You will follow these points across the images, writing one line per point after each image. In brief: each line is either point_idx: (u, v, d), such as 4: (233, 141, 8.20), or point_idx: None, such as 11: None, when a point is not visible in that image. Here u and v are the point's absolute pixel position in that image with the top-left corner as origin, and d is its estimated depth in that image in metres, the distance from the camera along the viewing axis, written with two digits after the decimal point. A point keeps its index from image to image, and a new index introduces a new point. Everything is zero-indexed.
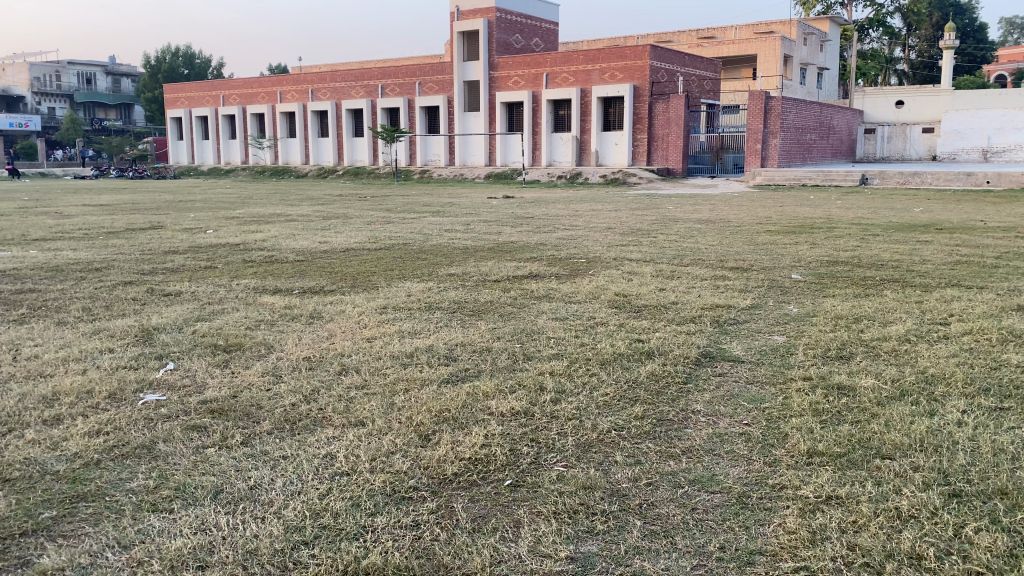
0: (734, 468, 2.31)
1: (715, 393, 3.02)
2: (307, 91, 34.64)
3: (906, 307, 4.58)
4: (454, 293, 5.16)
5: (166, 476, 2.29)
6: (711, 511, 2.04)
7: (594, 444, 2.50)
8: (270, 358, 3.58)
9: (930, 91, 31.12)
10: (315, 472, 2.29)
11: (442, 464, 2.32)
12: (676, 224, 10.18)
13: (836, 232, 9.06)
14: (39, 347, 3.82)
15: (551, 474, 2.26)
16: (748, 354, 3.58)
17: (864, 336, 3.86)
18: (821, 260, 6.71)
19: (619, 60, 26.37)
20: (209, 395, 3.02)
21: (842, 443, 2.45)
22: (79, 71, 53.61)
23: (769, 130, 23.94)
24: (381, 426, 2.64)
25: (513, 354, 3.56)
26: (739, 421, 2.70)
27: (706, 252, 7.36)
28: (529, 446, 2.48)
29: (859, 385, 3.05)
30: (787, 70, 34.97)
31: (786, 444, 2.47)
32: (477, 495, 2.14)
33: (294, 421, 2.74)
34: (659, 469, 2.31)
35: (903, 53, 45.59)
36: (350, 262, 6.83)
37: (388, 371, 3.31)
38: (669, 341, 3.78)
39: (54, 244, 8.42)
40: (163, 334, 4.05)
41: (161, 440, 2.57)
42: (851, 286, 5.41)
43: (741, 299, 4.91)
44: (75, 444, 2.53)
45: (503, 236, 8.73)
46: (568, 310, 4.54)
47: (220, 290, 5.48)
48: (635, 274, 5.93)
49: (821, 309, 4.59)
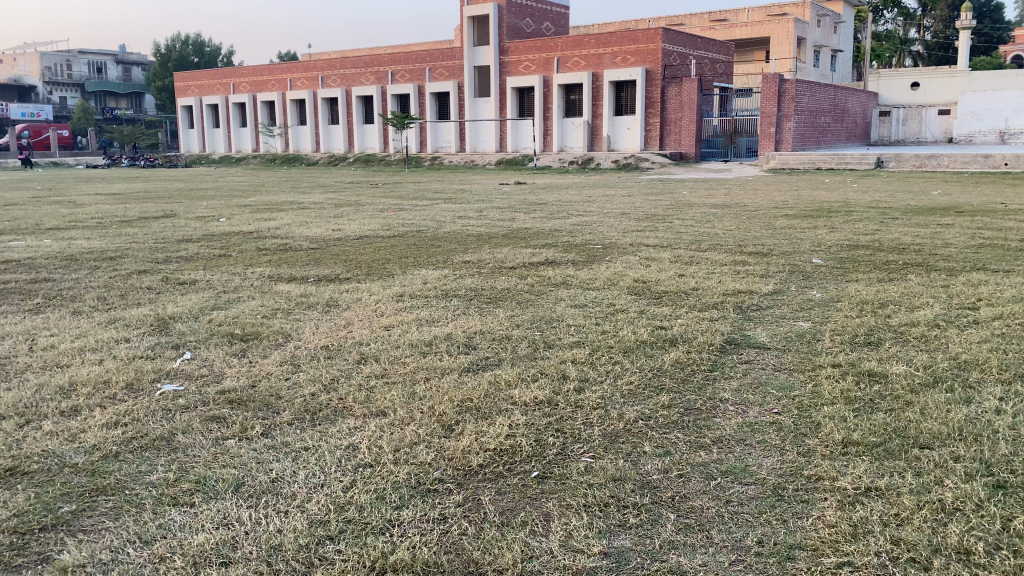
0: (768, 458, 2.25)
1: (742, 380, 2.97)
2: (317, 79, 34.51)
3: (932, 292, 4.47)
4: (470, 281, 5.08)
5: (186, 468, 2.24)
6: (746, 504, 1.98)
7: (621, 434, 2.44)
8: (288, 347, 3.53)
9: (946, 73, 31.26)
10: (338, 464, 2.23)
11: (467, 455, 2.27)
12: (691, 210, 10.05)
13: (855, 216, 8.92)
14: (57, 337, 3.78)
15: (579, 466, 2.20)
16: (775, 341, 3.51)
17: (891, 321, 3.78)
18: (841, 244, 6.63)
19: (631, 43, 26.17)
20: (226, 386, 2.98)
21: (879, 432, 2.38)
22: (88, 60, 53.74)
23: (783, 113, 23.74)
24: (403, 416, 2.59)
25: (534, 342, 3.50)
26: (769, 410, 2.63)
27: (725, 236, 7.27)
28: (554, 436, 2.42)
29: (890, 371, 2.99)
30: (800, 53, 34.69)
31: (819, 434, 2.40)
32: (504, 486, 2.09)
33: (314, 412, 2.69)
34: (690, 460, 2.25)
35: (918, 34, 45.10)
36: (364, 249, 6.81)
37: (408, 360, 3.25)
38: (692, 328, 3.71)
39: (67, 233, 8.40)
40: (180, 324, 4.00)
41: (180, 432, 2.53)
42: (874, 271, 5.30)
43: (763, 285, 4.83)
44: (93, 435, 2.49)
45: (517, 222, 8.67)
46: (587, 297, 4.48)
47: (235, 278, 5.44)
48: (653, 260, 5.86)
49: (846, 294, 4.51)
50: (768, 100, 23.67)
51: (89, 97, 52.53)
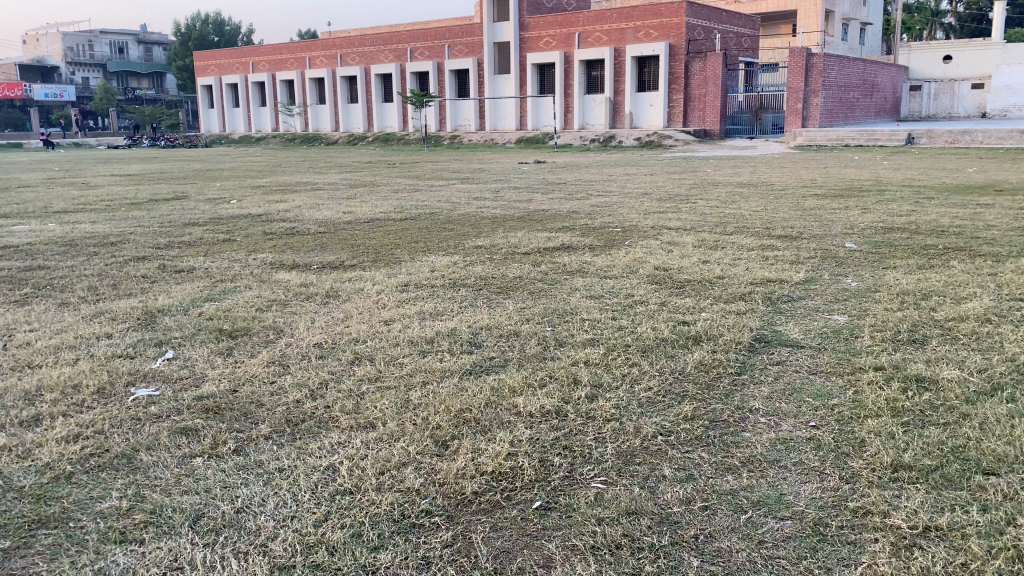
0: (806, 486, 1.95)
1: (774, 386, 2.66)
2: (336, 57, 34.11)
3: (979, 281, 4.12)
4: (480, 268, 4.79)
5: (143, 495, 1.98)
6: (782, 547, 1.69)
7: (638, 453, 2.15)
8: (279, 345, 3.26)
9: (981, 44, 30.22)
10: (312, 491, 1.96)
11: (461, 480, 1.99)
12: (716, 189, 9.69)
13: (888, 195, 8.52)
14: (34, 333, 3.53)
15: (588, 495, 1.92)
16: (809, 338, 3.20)
17: (936, 316, 3.45)
18: (875, 227, 6.28)
19: (654, 18, 25.62)
20: (205, 391, 2.71)
21: (933, 455, 2.06)
22: (111, 40, 53.59)
23: (810, 88, 23.15)
24: (394, 429, 2.32)
25: (544, 339, 3.21)
26: (804, 423, 2.33)
27: (751, 218, 6.91)
28: (561, 456, 2.13)
29: (941, 376, 2.66)
30: (828, 26, 34.01)
31: (863, 455, 2.10)
32: (499, 521, 1.81)
33: (297, 423, 2.41)
34: (716, 487, 1.95)
35: (950, 5, 43.80)
36: (373, 234, 6.51)
37: (405, 360, 2.98)
38: (718, 324, 3.40)
39: (73, 217, 8.17)
40: (167, 318, 3.75)
41: (145, 448, 2.26)
42: (913, 256, 4.95)
43: (794, 273, 4.49)
44: (48, 452, 2.23)
45: (534, 204, 8.37)
46: (604, 286, 4.18)
47: (237, 265, 5.20)
48: (676, 245, 5.53)
49: (884, 283, 4.17)
50: (795, 75, 23.13)
51: (112, 78, 52.60)
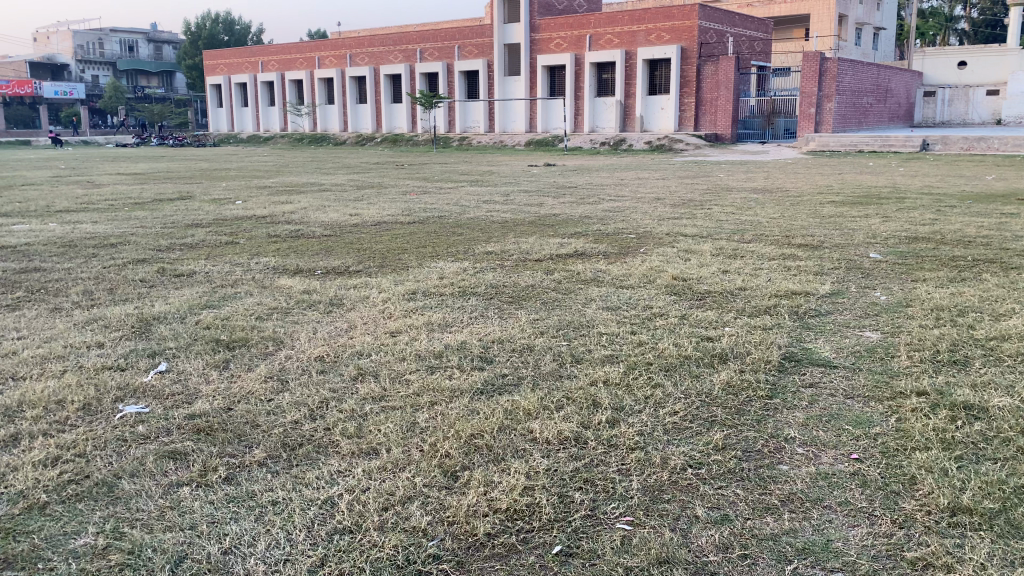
0: (855, 530, 1.76)
1: (809, 411, 2.46)
2: (345, 57, 33.97)
3: (1016, 296, 3.91)
4: (492, 276, 4.60)
5: (122, 531, 1.79)
6: None
7: (666, 488, 1.96)
8: (278, 358, 3.07)
9: (997, 49, 29.54)
10: (308, 531, 1.77)
11: (474, 519, 1.80)
12: (730, 194, 9.48)
13: (908, 203, 8.30)
14: (21, 341, 3.35)
15: (615, 538, 1.73)
16: (842, 357, 2.99)
17: (977, 334, 3.24)
18: (899, 236, 6.07)
19: (666, 20, 25.41)
20: (197, 409, 2.53)
21: (993, 496, 1.87)
22: (121, 38, 53.48)
23: (823, 94, 22.95)
24: (399, 457, 2.13)
25: (560, 356, 3.02)
26: (847, 455, 2.13)
27: (768, 225, 6.71)
28: (582, 491, 1.94)
29: (991, 404, 2.45)
30: (841, 30, 33.77)
31: (915, 495, 1.90)
32: (516, 570, 1.62)
33: (294, 448, 2.23)
34: (756, 531, 1.76)
35: (964, 11, 43.44)
36: (379, 237, 6.34)
37: (412, 377, 2.79)
38: (742, 340, 3.20)
39: (75, 216, 8.02)
40: (163, 326, 3.57)
41: (128, 475, 2.08)
42: (942, 268, 4.75)
43: (820, 285, 4.28)
44: (23, 478, 2.05)
45: (545, 208, 8.21)
46: (621, 297, 3.99)
47: (237, 269, 5.01)
48: (693, 253, 5.33)
49: (915, 297, 3.97)
50: (808, 80, 22.88)
51: (122, 76, 52.57)
